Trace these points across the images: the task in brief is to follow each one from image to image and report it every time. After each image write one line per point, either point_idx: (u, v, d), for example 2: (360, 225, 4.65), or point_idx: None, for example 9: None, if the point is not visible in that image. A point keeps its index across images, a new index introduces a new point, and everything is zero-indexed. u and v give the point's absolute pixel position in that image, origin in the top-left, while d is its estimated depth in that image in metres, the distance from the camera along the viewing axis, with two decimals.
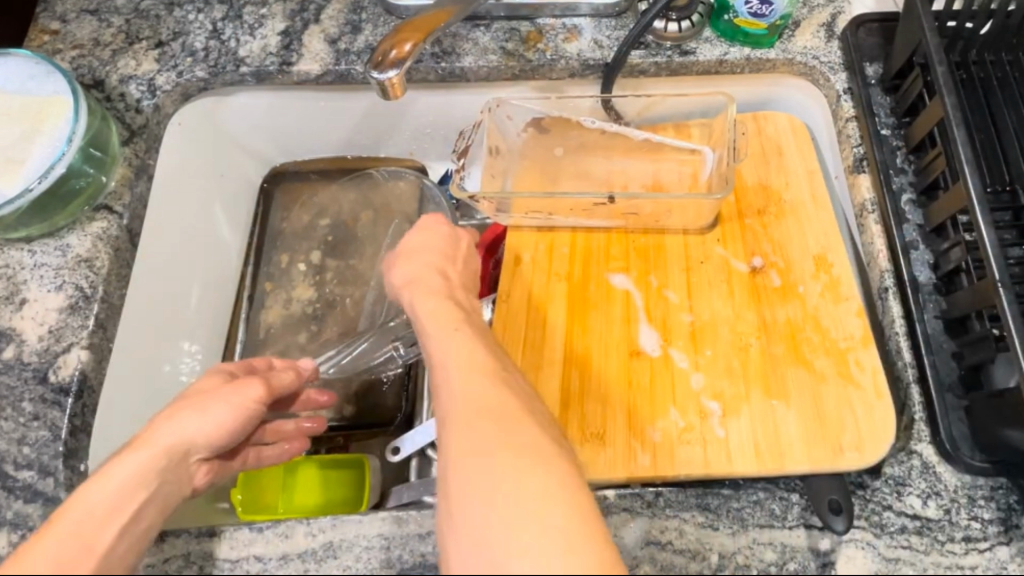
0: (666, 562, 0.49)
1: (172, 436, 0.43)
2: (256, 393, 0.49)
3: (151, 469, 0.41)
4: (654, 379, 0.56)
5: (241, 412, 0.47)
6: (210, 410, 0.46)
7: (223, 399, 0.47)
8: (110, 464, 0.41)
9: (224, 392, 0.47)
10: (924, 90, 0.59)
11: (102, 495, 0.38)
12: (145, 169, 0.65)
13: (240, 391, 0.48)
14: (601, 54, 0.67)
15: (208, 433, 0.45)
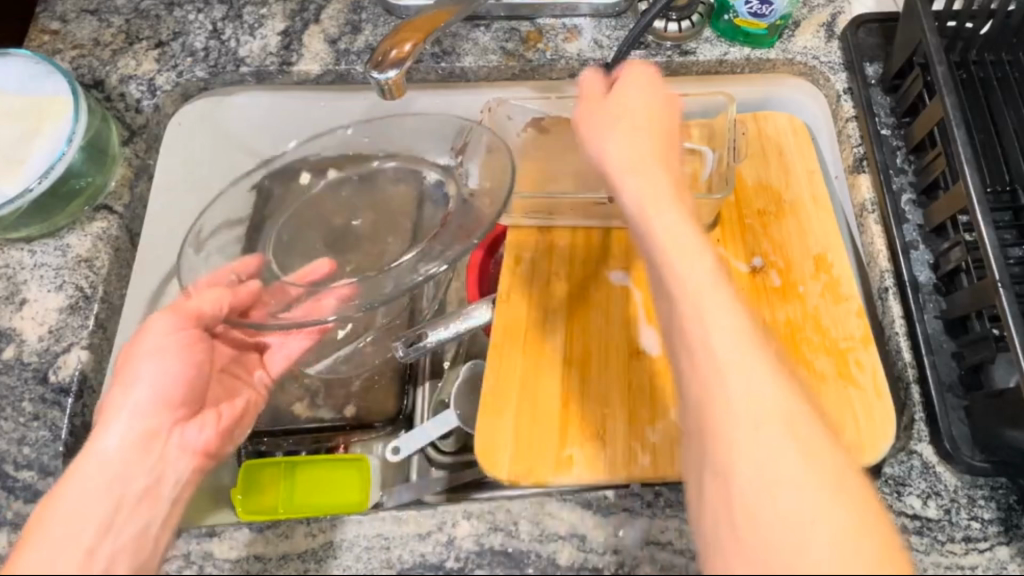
0: (666, 562, 0.48)
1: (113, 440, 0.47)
2: (171, 326, 0.55)
3: (111, 461, 0.46)
4: (655, 379, 0.56)
5: (193, 344, 0.55)
6: (135, 381, 0.51)
7: (158, 349, 0.53)
8: (76, 468, 0.45)
9: (150, 344, 0.53)
10: (924, 90, 0.60)
11: (80, 491, 0.44)
12: (145, 169, 0.65)
13: (171, 332, 0.54)
14: (601, 54, 0.67)
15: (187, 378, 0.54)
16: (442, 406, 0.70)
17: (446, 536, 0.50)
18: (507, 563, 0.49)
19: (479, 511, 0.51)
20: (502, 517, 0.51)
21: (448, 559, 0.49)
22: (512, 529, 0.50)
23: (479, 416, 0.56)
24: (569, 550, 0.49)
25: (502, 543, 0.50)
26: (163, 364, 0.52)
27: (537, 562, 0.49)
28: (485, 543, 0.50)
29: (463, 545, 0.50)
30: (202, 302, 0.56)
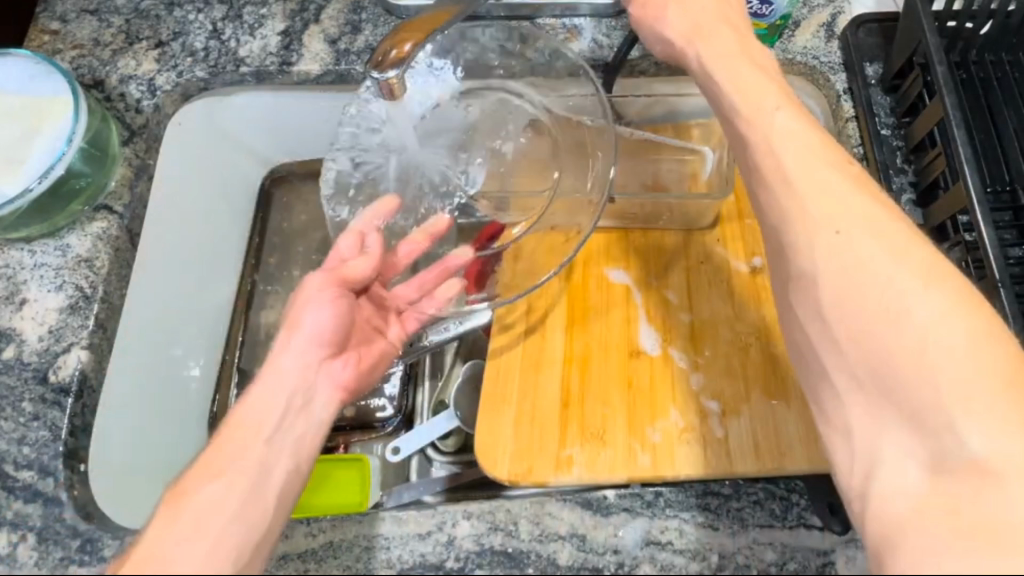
0: (666, 561, 0.50)
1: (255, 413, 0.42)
2: (324, 284, 0.50)
3: (275, 400, 0.44)
4: (654, 379, 0.56)
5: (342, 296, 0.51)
6: (302, 328, 0.48)
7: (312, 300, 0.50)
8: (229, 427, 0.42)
9: (311, 296, 0.50)
10: (924, 90, 0.60)
11: (240, 442, 0.41)
12: (144, 169, 0.66)
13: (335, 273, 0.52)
14: (601, 54, 0.67)
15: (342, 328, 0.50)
16: (443, 405, 0.70)
17: (446, 536, 0.50)
18: (507, 563, 0.49)
19: (479, 511, 0.51)
20: (501, 517, 0.51)
21: (448, 559, 0.49)
22: (512, 529, 0.50)
23: (480, 414, 0.56)
24: (569, 550, 0.50)
25: (501, 543, 0.50)
26: (329, 316, 0.49)
27: (537, 562, 0.50)
28: (485, 543, 0.50)
29: (463, 545, 0.50)
30: (354, 268, 0.52)
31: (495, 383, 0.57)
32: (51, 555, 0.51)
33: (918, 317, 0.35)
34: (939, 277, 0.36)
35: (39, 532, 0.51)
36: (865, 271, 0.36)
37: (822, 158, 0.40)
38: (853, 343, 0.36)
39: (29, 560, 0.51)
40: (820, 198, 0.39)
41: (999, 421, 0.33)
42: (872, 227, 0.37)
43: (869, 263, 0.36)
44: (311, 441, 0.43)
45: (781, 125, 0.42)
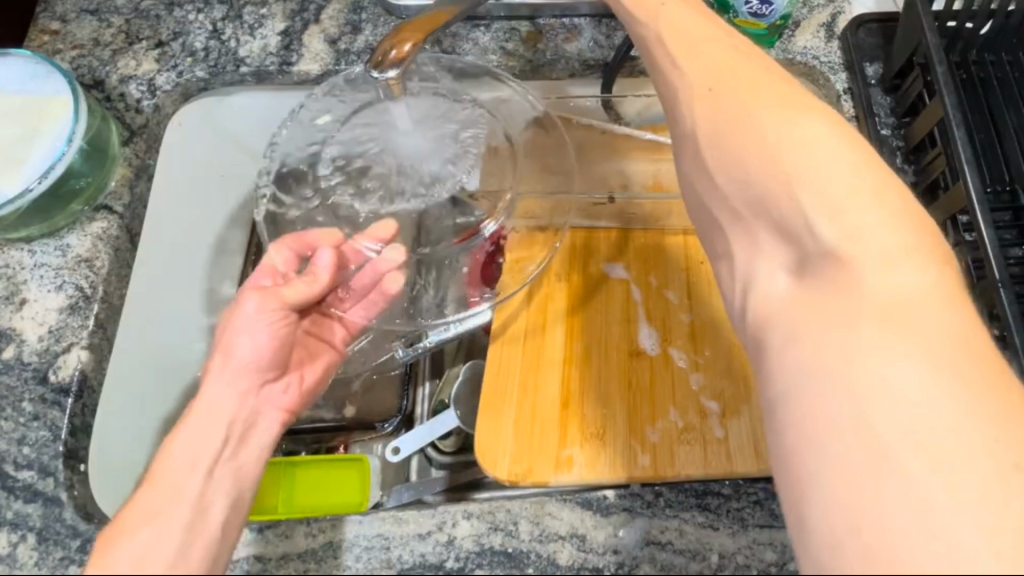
0: (666, 562, 0.49)
1: (246, 349, 0.50)
2: (273, 306, 0.52)
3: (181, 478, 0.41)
4: (654, 379, 0.56)
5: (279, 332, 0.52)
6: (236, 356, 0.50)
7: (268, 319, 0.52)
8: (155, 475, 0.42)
9: (246, 321, 0.51)
10: (924, 90, 0.60)
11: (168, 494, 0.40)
12: (144, 169, 0.66)
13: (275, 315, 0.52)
14: (601, 54, 0.67)
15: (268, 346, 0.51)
16: (443, 404, 0.69)
17: (446, 536, 0.50)
18: (506, 563, 0.49)
19: (479, 511, 0.51)
20: (502, 516, 0.50)
21: (449, 559, 0.49)
22: (512, 529, 0.50)
23: (481, 415, 0.56)
24: (569, 550, 0.49)
25: (502, 543, 0.50)
26: (262, 342, 0.51)
27: (537, 562, 0.49)
28: (485, 543, 0.50)
29: (463, 545, 0.50)
30: (248, 348, 0.50)
31: (495, 383, 0.58)
32: (50, 555, 0.51)
33: (828, 193, 0.32)
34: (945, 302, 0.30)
35: (40, 532, 0.51)
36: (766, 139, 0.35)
37: (800, 108, 0.35)
38: (805, 264, 0.33)
39: (28, 560, 0.50)
40: (744, 124, 0.36)
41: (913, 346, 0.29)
42: (791, 131, 0.34)
43: (812, 150, 0.33)
44: (248, 473, 0.44)
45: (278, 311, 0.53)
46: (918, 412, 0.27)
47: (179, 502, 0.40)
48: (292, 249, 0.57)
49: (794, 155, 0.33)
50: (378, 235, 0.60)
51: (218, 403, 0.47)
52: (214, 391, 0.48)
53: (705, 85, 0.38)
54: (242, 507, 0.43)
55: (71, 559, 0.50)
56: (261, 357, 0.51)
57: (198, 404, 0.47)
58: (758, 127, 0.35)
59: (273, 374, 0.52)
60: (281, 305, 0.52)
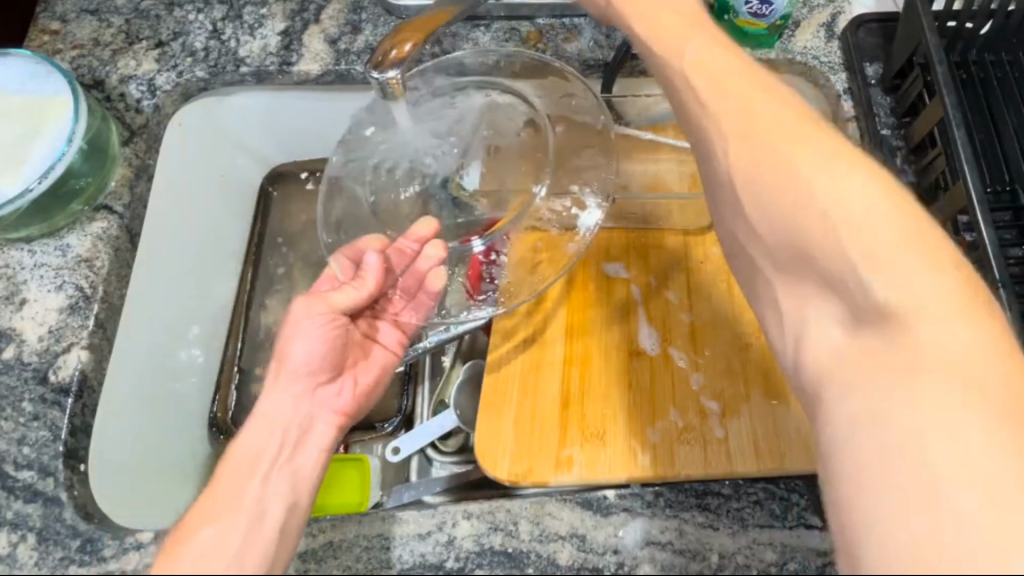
0: (666, 562, 0.49)
1: (300, 354, 0.53)
2: (324, 312, 0.55)
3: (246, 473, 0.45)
4: (654, 380, 0.56)
5: (329, 336, 0.55)
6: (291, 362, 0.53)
7: (321, 323, 0.55)
8: (219, 479, 0.45)
9: (301, 326, 0.54)
10: (924, 90, 0.60)
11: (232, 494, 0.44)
12: (144, 169, 0.66)
13: (328, 317, 0.55)
14: (601, 54, 0.67)
15: (322, 347, 0.54)
16: (443, 405, 0.69)
17: (446, 536, 0.50)
18: (506, 563, 0.49)
19: (479, 511, 0.51)
20: (502, 517, 0.50)
21: (448, 559, 0.49)
22: (512, 529, 0.50)
23: (481, 415, 0.57)
24: (569, 550, 0.49)
25: (502, 543, 0.50)
26: (316, 346, 0.54)
27: (537, 562, 0.49)
28: (485, 543, 0.50)
29: (463, 546, 0.50)
30: (304, 353, 0.54)
31: (495, 383, 0.58)
32: (50, 555, 0.51)
33: (860, 211, 0.33)
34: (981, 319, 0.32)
35: (40, 532, 0.51)
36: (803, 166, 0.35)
37: (813, 131, 0.37)
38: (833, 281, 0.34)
39: (28, 560, 0.50)
40: (769, 156, 0.37)
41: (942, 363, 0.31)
42: (827, 169, 0.35)
43: (847, 182, 0.34)
44: (306, 474, 0.48)
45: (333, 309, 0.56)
46: (965, 444, 0.30)
47: (241, 507, 0.43)
48: (349, 257, 0.59)
49: (827, 187, 0.34)
50: (422, 234, 0.61)
51: (279, 412, 0.51)
52: (273, 399, 0.52)
53: (726, 102, 0.39)
54: (300, 511, 0.46)
55: (71, 559, 0.50)
56: (316, 360, 0.54)
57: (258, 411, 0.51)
58: (782, 158, 0.36)
59: (327, 375, 0.55)
60: (332, 310, 0.55)
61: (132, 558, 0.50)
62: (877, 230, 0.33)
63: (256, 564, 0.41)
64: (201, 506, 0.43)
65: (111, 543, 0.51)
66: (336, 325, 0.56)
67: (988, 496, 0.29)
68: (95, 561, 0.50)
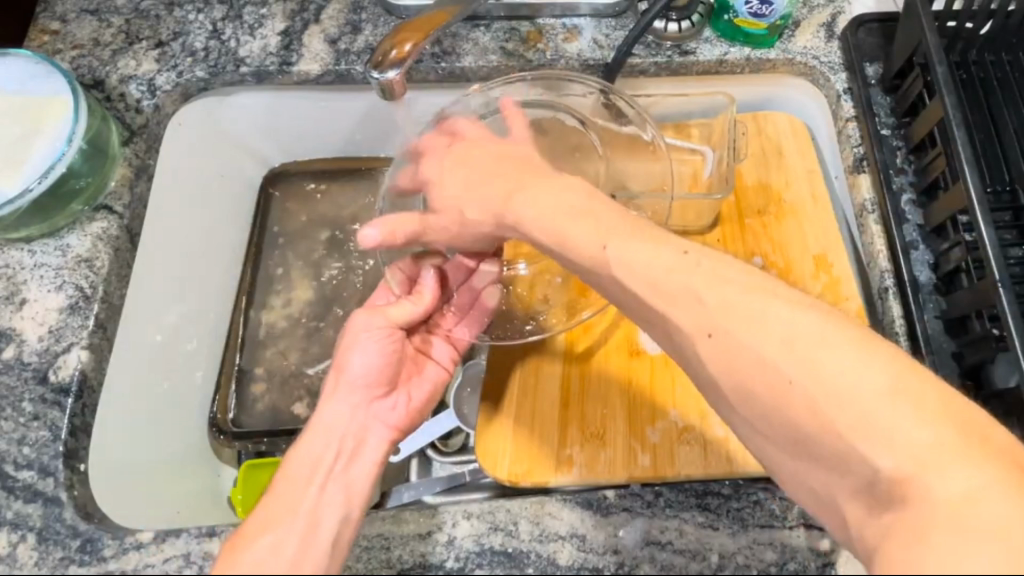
0: (666, 562, 0.49)
1: (358, 366, 0.51)
2: (382, 324, 0.53)
3: (304, 482, 0.44)
4: (655, 379, 0.57)
5: (387, 345, 0.53)
6: (349, 373, 0.51)
7: (377, 334, 0.52)
8: (275, 488, 0.44)
9: (358, 338, 0.52)
10: (924, 90, 0.60)
11: (287, 505, 0.43)
12: (144, 169, 0.66)
13: (386, 327, 0.53)
14: (601, 54, 0.67)
15: (381, 359, 0.52)
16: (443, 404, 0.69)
17: (446, 536, 0.50)
18: (506, 563, 0.49)
19: (479, 511, 0.51)
20: (502, 517, 0.50)
21: (448, 559, 0.49)
22: (512, 529, 0.50)
23: (481, 415, 0.57)
24: (569, 550, 0.49)
25: (502, 543, 0.50)
26: (374, 358, 0.52)
27: (537, 562, 0.49)
28: (485, 543, 0.50)
29: (463, 546, 0.50)
30: (361, 365, 0.51)
31: (495, 382, 0.58)
32: (50, 555, 0.50)
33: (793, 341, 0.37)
34: (901, 371, 0.35)
35: (40, 532, 0.51)
36: (734, 321, 0.38)
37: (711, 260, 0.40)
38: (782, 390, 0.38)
39: (28, 560, 0.50)
40: (687, 296, 0.40)
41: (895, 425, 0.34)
42: (753, 300, 0.38)
43: (769, 324, 0.38)
44: (363, 484, 0.46)
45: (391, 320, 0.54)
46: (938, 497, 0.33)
47: (298, 513, 0.42)
48: (405, 272, 0.57)
49: (760, 346, 0.37)
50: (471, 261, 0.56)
51: (335, 421, 0.49)
52: (330, 409, 0.49)
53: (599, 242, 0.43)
54: (353, 521, 0.45)
55: (71, 559, 0.50)
56: (376, 374, 0.52)
57: (316, 421, 0.49)
58: (695, 292, 0.40)
59: (384, 390, 0.52)
60: (389, 323, 0.53)
61: (132, 558, 0.50)
62: (825, 371, 0.36)
63: (312, 572, 0.40)
64: (259, 516, 0.43)
65: (111, 543, 0.51)
66: (393, 338, 0.53)
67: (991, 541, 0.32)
68: (95, 561, 0.50)
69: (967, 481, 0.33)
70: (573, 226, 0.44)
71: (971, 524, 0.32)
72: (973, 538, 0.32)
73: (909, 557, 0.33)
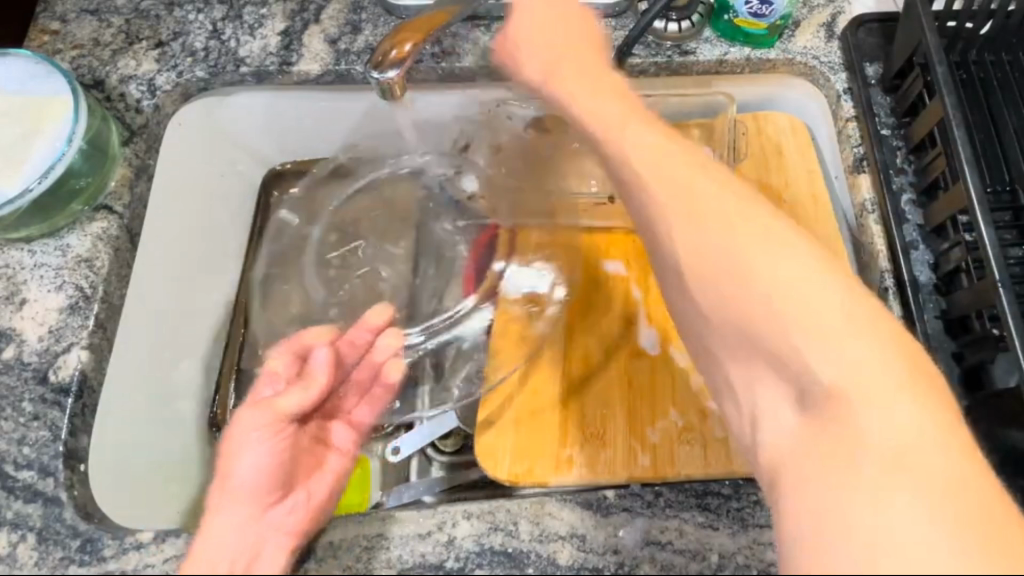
0: (666, 562, 0.48)
1: (247, 471, 0.42)
2: (266, 422, 0.43)
3: None
4: (654, 380, 0.57)
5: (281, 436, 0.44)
6: (237, 481, 0.41)
7: (265, 423, 0.43)
8: None
9: (244, 439, 0.43)
10: (924, 90, 0.60)
11: None
12: (144, 169, 0.66)
13: (275, 408, 0.44)
14: None
15: (271, 457, 0.43)
16: None
17: (446, 536, 0.50)
18: (506, 563, 0.49)
19: (479, 511, 0.51)
20: (502, 517, 0.50)
21: (448, 559, 0.49)
22: (512, 529, 0.50)
23: (480, 415, 0.57)
24: (570, 550, 0.49)
25: (502, 543, 0.50)
26: (266, 459, 0.42)
27: (537, 562, 0.49)
28: (485, 543, 0.50)
29: (463, 545, 0.50)
30: (248, 472, 0.42)
31: (495, 382, 0.58)
32: (50, 555, 0.50)
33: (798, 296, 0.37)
34: (899, 347, 0.35)
35: (39, 532, 0.51)
36: (757, 265, 0.38)
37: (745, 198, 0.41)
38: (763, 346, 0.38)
39: (28, 560, 0.50)
40: (718, 226, 0.40)
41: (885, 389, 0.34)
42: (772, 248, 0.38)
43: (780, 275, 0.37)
44: None
45: (282, 405, 0.44)
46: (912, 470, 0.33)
47: None
48: (291, 352, 0.49)
49: (769, 292, 0.38)
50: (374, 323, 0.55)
51: (226, 539, 0.40)
52: (212, 529, 0.40)
53: (648, 158, 0.44)
54: None
55: (71, 559, 0.50)
56: (269, 476, 0.43)
57: (200, 545, 0.40)
58: (723, 227, 0.40)
59: (278, 493, 0.43)
60: (278, 417, 0.44)
61: (132, 558, 0.50)
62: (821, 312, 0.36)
63: None
64: None
65: (111, 543, 0.50)
66: (285, 433, 0.44)
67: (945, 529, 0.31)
68: (94, 561, 0.50)
69: (949, 464, 0.33)
70: (637, 134, 0.46)
71: (942, 498, 0.32)
72: (938, 513, 0.31)
73: (862, 513, 0.32)
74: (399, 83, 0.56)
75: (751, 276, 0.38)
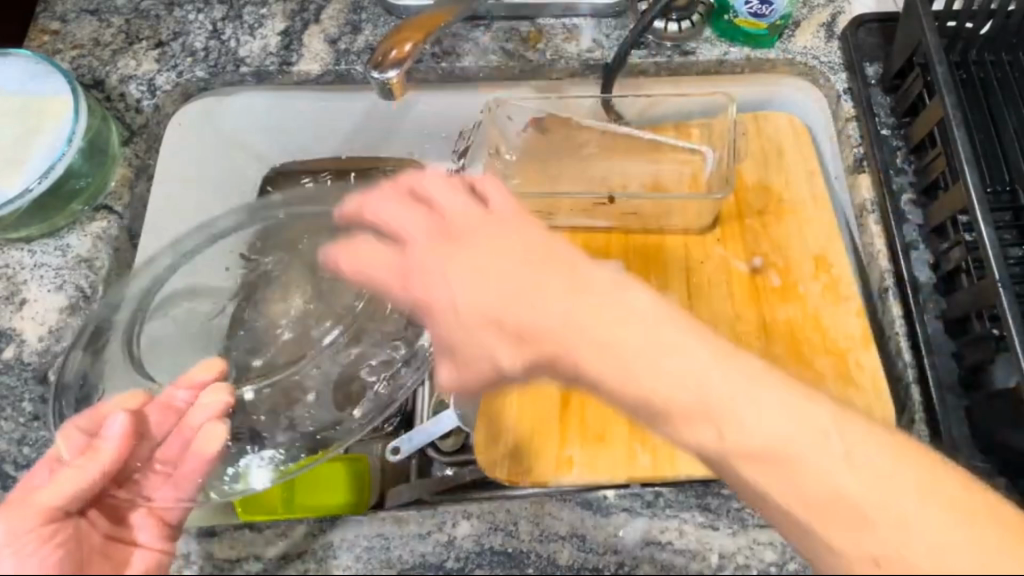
0: (666, 562, 0.49)
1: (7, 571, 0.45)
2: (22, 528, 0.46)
3: None
4: None
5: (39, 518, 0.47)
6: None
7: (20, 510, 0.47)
8: None
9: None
10: (924, 90, 0.60)
11: None
12: (144, 169, 0.66)
13: (79, 477, 0.47)
14: (600, 54, 0.67)
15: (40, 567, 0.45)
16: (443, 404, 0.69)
17: (446, 536, 0.50)
18: (506, 563, 0.49)
19: (479, 511, 0.51)
20: (502, 517, 0.50)
21: (448, 559, 0.49)
22: (512, 529, 0.50)
23: (479, 415, 0.56)
24: (570, 550, 0.49)
25: (502, 543, 0.50)
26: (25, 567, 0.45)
27: (537, 562, 0.49)
28: (485, 543, 0.50)
29: (463, 545, 0.50)
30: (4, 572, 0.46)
31: None
32: None
33: (728, 421, 0.41)
34: (789, 403, 0.40)
35: None
36: (620, 343, 0.44)
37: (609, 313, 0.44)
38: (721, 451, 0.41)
39: None
40: (611, 348, 0.44)
41: (792, 423, 0.40)
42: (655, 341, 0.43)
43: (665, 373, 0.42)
44: None
45: (60, 482, 0.47)
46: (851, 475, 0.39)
47: None
48: (83, 427, 0.50)
49: (666, 385, 0.42)
50: (198, 380, 0.56)
51: None
52: None
53: (494, 284, 0.46)
54: None
55: None
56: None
57: None
58: (619, 349, 0.43)
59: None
60: (41, 516, 0.47)
61: None
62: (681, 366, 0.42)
63: None
64: None
65: None
66: (26, 519, 0.47)
67: (920, 498, 0.38)
68: None
69: (877, 454, 0.39)
70: (503, 261, 0.47)
71: (896, 511, 0.38)
72: (904, 495, 0.38)
73: (882, 528, 0.38)
74: (399, 87, 0.57)
75: (607, 350, 0.44)
